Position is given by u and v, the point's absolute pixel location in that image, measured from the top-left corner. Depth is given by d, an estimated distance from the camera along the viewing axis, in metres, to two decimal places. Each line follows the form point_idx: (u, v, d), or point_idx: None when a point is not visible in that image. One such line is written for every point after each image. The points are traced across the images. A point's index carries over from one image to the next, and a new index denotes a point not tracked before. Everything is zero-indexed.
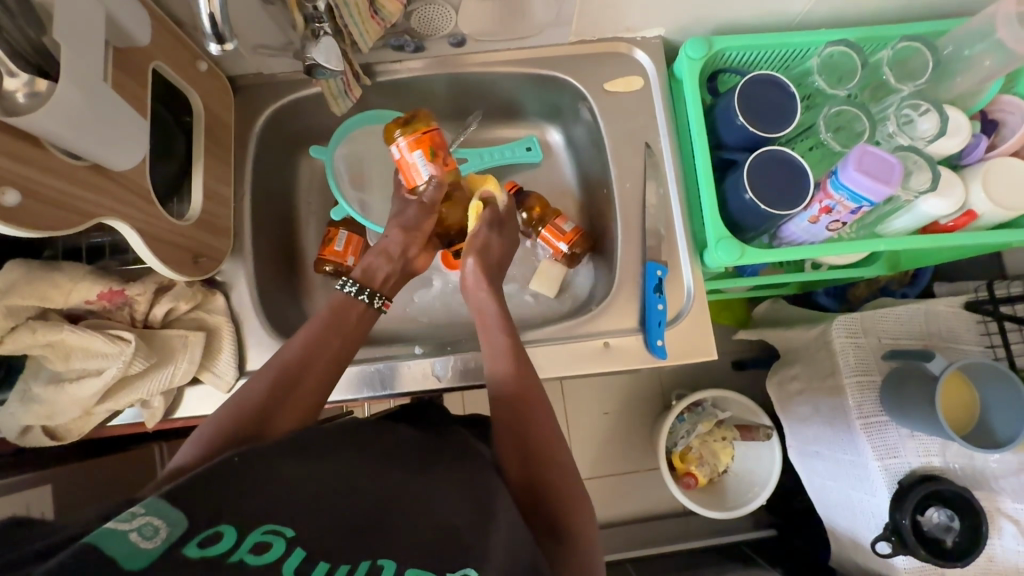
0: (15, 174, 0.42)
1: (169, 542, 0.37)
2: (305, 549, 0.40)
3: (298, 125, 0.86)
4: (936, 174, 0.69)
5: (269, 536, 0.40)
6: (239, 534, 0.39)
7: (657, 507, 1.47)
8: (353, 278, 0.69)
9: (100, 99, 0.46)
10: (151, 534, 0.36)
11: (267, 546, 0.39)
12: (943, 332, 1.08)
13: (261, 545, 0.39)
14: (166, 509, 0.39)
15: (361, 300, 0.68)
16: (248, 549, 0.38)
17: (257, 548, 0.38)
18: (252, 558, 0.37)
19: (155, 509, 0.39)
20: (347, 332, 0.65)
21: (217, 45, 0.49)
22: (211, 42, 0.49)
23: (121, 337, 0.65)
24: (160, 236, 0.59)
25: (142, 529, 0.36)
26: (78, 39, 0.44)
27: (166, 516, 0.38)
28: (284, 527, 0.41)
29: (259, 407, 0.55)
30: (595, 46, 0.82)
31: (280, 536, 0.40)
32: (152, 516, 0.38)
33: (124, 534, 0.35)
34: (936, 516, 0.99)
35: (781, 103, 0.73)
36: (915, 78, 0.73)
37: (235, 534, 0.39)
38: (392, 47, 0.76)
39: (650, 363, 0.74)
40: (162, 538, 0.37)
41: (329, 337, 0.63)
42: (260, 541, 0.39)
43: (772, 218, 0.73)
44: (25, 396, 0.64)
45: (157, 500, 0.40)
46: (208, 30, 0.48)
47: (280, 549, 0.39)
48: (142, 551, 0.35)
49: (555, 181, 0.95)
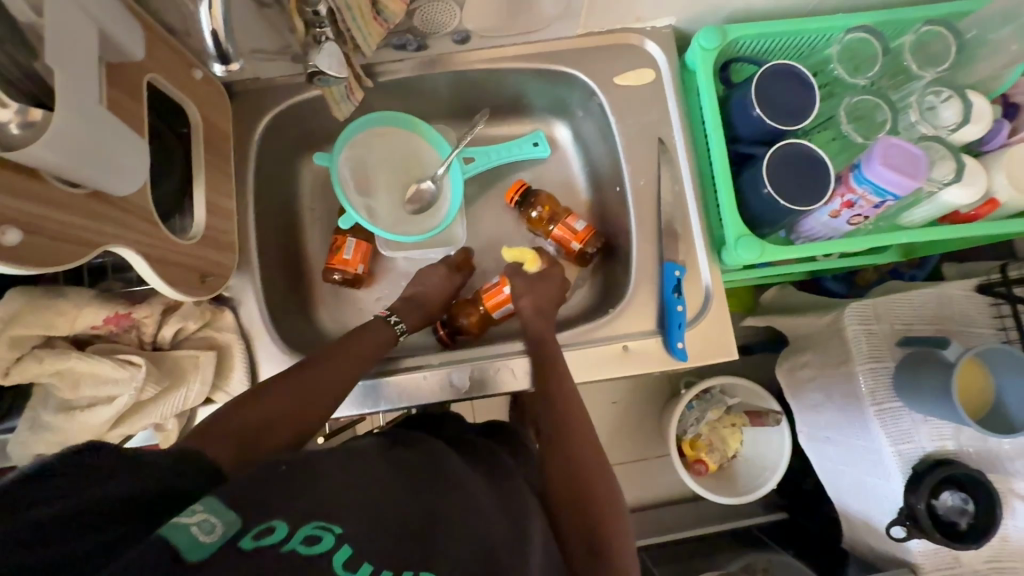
0: (13, 211, 0.40)
1: (226, 536, 0.36)
2: (354, 546, 0.38)
3: (298, 130, 0.83)
4: (961, 165, 0.67)
5: (319, 531, 0.38)
6: (291, 528, 0.38)
7: (668, 494, 1.48)
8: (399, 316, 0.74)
9: (99, 125, 0.44)
10: (208, 528, 0.36)
11: (317, 540, 0.37)
12: (956, 315, 1.07)
13: (312, 538, 0.37)
14: (225, 507, 0.38)
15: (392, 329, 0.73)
16: (301, 541, 0.37)
17: (309, 540, 0.37)
18: (304, 549, 0.36)
19: (213, 506, 0.38)
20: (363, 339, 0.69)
21: (221, 64, 0.46)
22: (215, 61, 0.46)
23: (131, 361, 0.64)
24: (166, 258, 0.57)
25: (200, 525, 0.36)
26: (71, 62, 0.41)
27: (223, 514, 0.38)
28: (332, 523, 0.39)
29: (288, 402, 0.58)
30: (604, 38, 0.79)
31: (330, 532, 0.39)
32: (210, 513, 0.37)
33: (185, 527, 0.36)
34: (949, 500, 0.98)
35: (800, 93, 0.71)
36: (937, 64, 0.70)
37: (287, 528, 0.38)
38: (394, 46, 0.74)
39: (670, 365, 0.73)
40: (220, 533, 0.36)
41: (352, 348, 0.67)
42: (310, 534, 0.38)
43: (791, 213, 0.71)
44: (35, 425, 0.62)
45: (214, 498, 0.39)
46: (211, 49, 0.45)
47: (330, 543, 0.38)
48: (201, 545, 0.35)
49: (563, 176, 0.93)
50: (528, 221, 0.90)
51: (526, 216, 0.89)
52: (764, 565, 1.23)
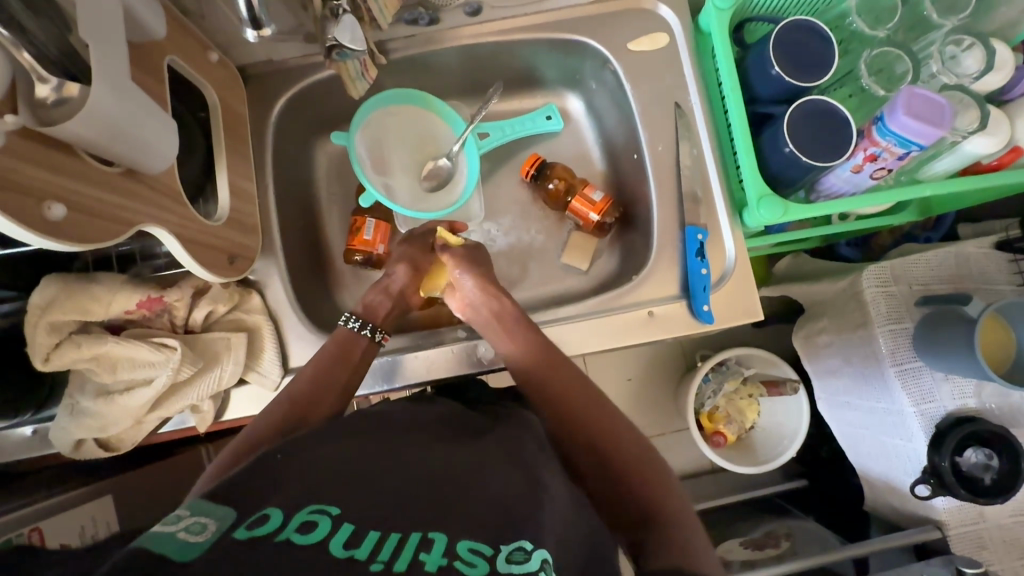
0: (55, 186, 0.40)
1: (219, 532, 0.37)
2: (353, 523, 0.40)
3: (313, 112, 0.83)
4: (985, 113, 0.66)
5: (315, 515, 0.40)
6: (286, 515, 0.39)
7: (687, 466, 1.50)
8: (355, 313, 0.69)
9: (132, 101, 0.44)
10: (199, 529, 0.37)
11: (314, 526, 0.38)
12: (975, 274, 1.07)
13: (307, 524, 0.38)
14: (213, 508, 0.40)
15: (365, 335, 0.68)
16: (295, 528, 0.38)
17: (303, 527, 0.38)
18: (298, 536, 0.37)
19: (201, 509, 0.40)
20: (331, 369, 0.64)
21: (254, 28, 0.50)
22: (248, 26, 0.50)
23: (166, 344, 0.65)
24: (195, 238, 0.57)
25: (189, 528, 0.37)
26: (104, 38, 0.42)
27: (214, 513, 0.39)
28: (328, 506, 0.41)
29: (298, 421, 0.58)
30: (616, 4, 0.78)
31: (326, 514, 0.40)
32: (198, 516, 0.39)
33: (172, 534, 0.36)
34: (973, 456, 0.98)
35: (818, 48, 0.70)
36: (957, 12, 0.69)
37: (281, 515, 0.39)
38: (407, 21, 0.75)
39: (694, 329, 0.73)
40: (212, 531, 0.37)
41: (337, 369, 0.64)
42: (306, 520, 0.39)
43: (812, 170, 0.70)
44: (75, 410, 0.64)
45: (201, 502, 0.40)
46: (245, 14, 0.49)
47: (327, 527, 0.38)
48: (192, 543, 0.35)
49: (577, 149, 0.92)
50: (545, 194, 0.90)
51: (542, 189, 0.89)
52: (788, 531, 1.24)
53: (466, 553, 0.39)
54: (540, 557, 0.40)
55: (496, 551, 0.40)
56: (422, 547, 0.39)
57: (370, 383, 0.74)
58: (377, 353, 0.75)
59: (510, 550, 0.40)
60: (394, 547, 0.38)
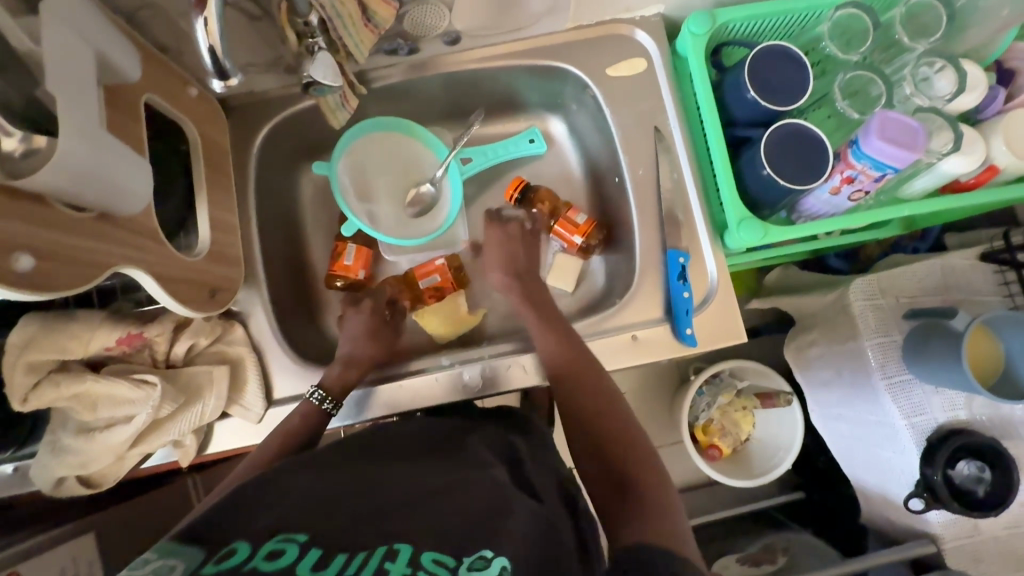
0: (24, 237, 0.40)
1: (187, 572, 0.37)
2: (321, 547, 0.40)
3: (297, 141, 0.83)
4: (958, 135, 0.67)
5: (284, 543, 0.40)
6: (254, 546, 0.40)
7: (682, 480, 1.49)
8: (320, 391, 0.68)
9: (104, 147, 0.45)
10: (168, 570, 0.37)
11: (281, 553, 0.39)
12: (961, 285, 1.07)
13: (276, 551, 0.39)
14: (181, 550, 0.40)
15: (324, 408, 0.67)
16: (262, 557, 0.38)
17: (272, 554, 0.39)
18: (267, 563, 0.37)
19: (167, 551, 0.39)
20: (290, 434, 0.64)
21: (220, 79, 0.48)
22: (214, 77, 0.48)
23: (147, 381, 0.64)
24: (174, 275, 0.57)
25: (156, 570, 0.37)
26: (74, 88, 0.42)
27: (180, 554, 0.39)
28: (296, 533, 0.41)
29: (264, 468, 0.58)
30: (594, 30, 0.79)
31: (294, 543, 0.40)
32: (167, 559, 0.38)
33: None
34: (965, 469, 0.98)
35: (793, 73, 0.71)
36: (929, 34, 0.70)
37: (249, 548, 0.39)
38: (385, 51, 0.74)
39: (678, 352, 0.73)
40: (180, 571, 0.37)
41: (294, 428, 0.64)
42: (274, 548, 0.39)
43: (790, 192, 0.71)
44: (56, 448, 0.63)
45: (168, 544, 0.40)
46: (209, 66, 0.46)
47: (293, 554, 0.39)
48: None
49: (561, 170, 0.93)
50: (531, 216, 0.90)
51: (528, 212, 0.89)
52: (783, 546, 1.23)
53: (429, 564, 0.39)
54: (499, 564, 0.39)
55: (459, 561, 0.40)
56: (386, 558, 0.39)
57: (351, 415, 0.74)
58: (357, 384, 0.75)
59: (470, 561, 0.39)
60: (360, 562, 0.39)
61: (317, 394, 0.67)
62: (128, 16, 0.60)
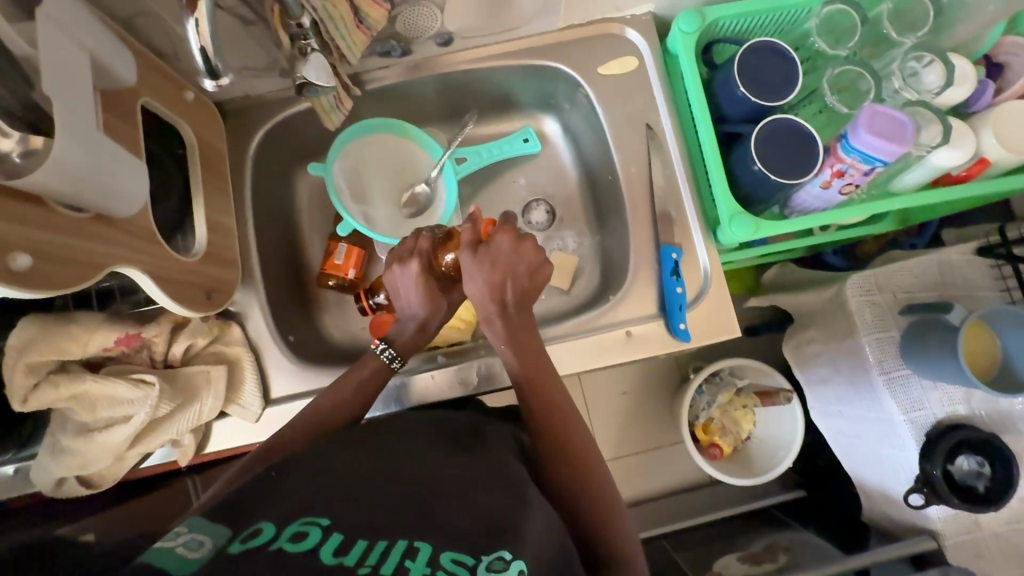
0: (20, 237, 0.41)
1: (214, 549, 0.38)
2: (343, 533, 0.41)
3: (292, 143, 0.84)
4: (947, 127, 0.67)
5: (306, 526, 0.41)
6: (279, 527, 0.40)
7: (683, 480, 1.49)
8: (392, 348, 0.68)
9: (100, 149, 0.45)
10: (196, 546, 0.38)
11: (306, 535, 0.40)
12: (958, 280, 1.07)
13: (299, 534, 0.40)
14: (211, 525, 0.41)
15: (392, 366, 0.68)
16: (287, 538, 0.39)
17: (295, 536, 0.39)
18: (291, 545, 0.38)
19: (199, 526, 0.41)
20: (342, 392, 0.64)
21: (211, 79, 0.48)
22: (205, 77, 0.48)
23: (145, 380, 0.65)
24: (170, 276, 0.58)
25: (188, 544, 0.38)
26: (70, 90, 0.43)
27: (210, 531, 0.40)
28: (319, 518, 0.42)
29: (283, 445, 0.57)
30: (585, 30, 0.80)
31: (316, 526, 0.41)
32: (196, 533, 0.40)
33: (171, 549, 0.37)
34: (965, 464, 0.97)
35: (782, 69, 0.71)
36: (916, 29, 0.70)
37: (274, 528, 0.40)
38: (378, 53, 0.75)
39: (673, 348, 0.73)
40: (208, 547, 0.38)
41: (360, 388, 0.65)
42: (297, 530, 0.40)
43: (782, 187, 0.72)
44: (55, 449, 0.64)
45: (199, 519, 0.42)
46: (201, 66, 0.47)
47: (317, 537, 0.40)
48: (190, 560, 0.37)
49: (556, 169, 0.94)
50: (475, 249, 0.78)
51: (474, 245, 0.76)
52: (785, 544, 1.23)
53: (449, 564, 0.40)
54: (516, 567, 0.41)
55: (477, 560, 0.41)
56: (406, 555, 0.40)
57: (392, 403, 0.76)
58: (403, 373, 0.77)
59: (489, 560, 0.41)
60: (380, 553, 0.39)
61: (389, 353, 0.67)
62: (125, 22, 0.61)
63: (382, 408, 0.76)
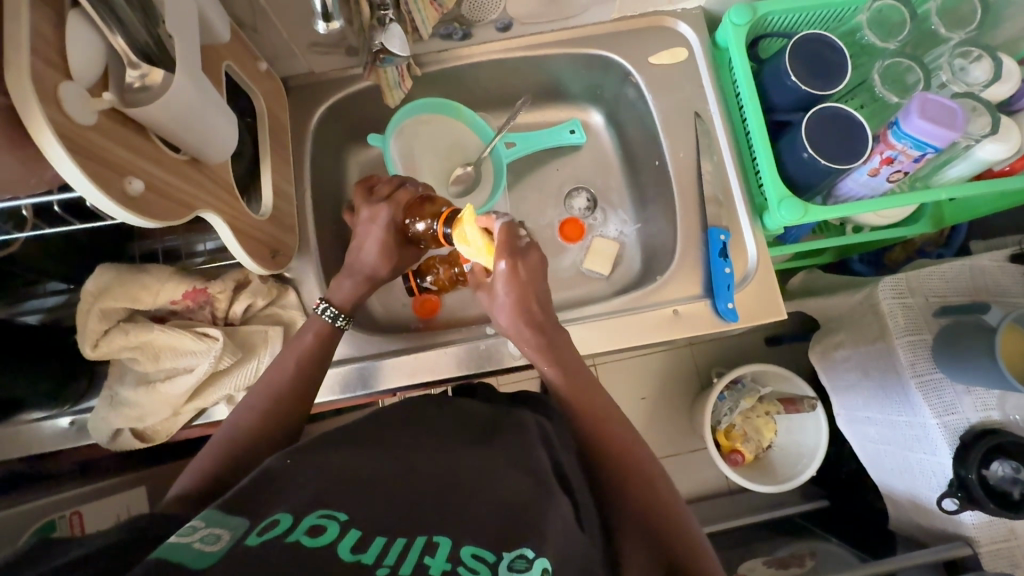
0: (135, 165, 0.43)
1: (231, 542, 0.37)
2: (361, 529, 0.39)
3: (348, 123, 0.87)
4: (996, 119, 0.69)
5: (324, 519, 0.39)
6: (295, 519, 0.39)
7: (703, 486, 1.47)
8: (332, 305, 0.67)
9: (205, 91, 0.48)
10: (214, 540, 0.37)
11: (323, 528, 0.38)
12: (991, 286, 1.07)
13: (317, 526, 0.38)
14: (226, 519, 0.40)
15: (326, 319, 0.66)
16: (304, 531, 0.38)
17: (313, 529, 0.38)
18: (308, 537, 0.37)
19: (216, 521, 0.40)
20: (316, 369, 0.64)
21: (324, 21, 0.57)
22: (320, 19, 0.57)
23: (208, 334, 0.67)
24: (243, 230, 0.60)
25: (205, 539, 0.37)
26: (183, 33, 0.46)
27: (228, 525, 0.39)
28: (337, 511, 0.41)
29: (292, 407, 0.60)
30: (638, 22, 0.83)
31: (335, 519, 0.40)
32: (213, 527, 0.39)
33: (188, 544, 0.36)
34: (1000, 470, 0.93)
35: (832, 59, 0.74)
36: (964, 26, 0.73)
37: (291, 519, 0.39)
38: (441, 36, 0.78)
39: (718, 328, 0.74)
40: (226, 541, 0.37)
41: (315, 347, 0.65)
42: (315, 523, 0.39)
43: (831, 173, 0.73)
44: (115, 401, 0.66)
45: (214, 513, 0.41)
46: (317, 9, 0.56)
47: (335, 531, 0.38)
48: (207, 553, 0.36)
49: (599, 160, 0.96)
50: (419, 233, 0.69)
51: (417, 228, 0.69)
52: (811, 551, 1.21)
53: (470, 560, 0.38)
54: (541, 565, 0.38)
55: (499, 557, 0.39)
56: (427, 552, 0.38)
57: (362, 386, 0.77)
58: (362, 357, 0.78)
59: (512, 558, 0.38)
60: (401, 551, 0.38)
61: (330, 311, 0.66)
62: None
63: (354, 391, 0.76)
